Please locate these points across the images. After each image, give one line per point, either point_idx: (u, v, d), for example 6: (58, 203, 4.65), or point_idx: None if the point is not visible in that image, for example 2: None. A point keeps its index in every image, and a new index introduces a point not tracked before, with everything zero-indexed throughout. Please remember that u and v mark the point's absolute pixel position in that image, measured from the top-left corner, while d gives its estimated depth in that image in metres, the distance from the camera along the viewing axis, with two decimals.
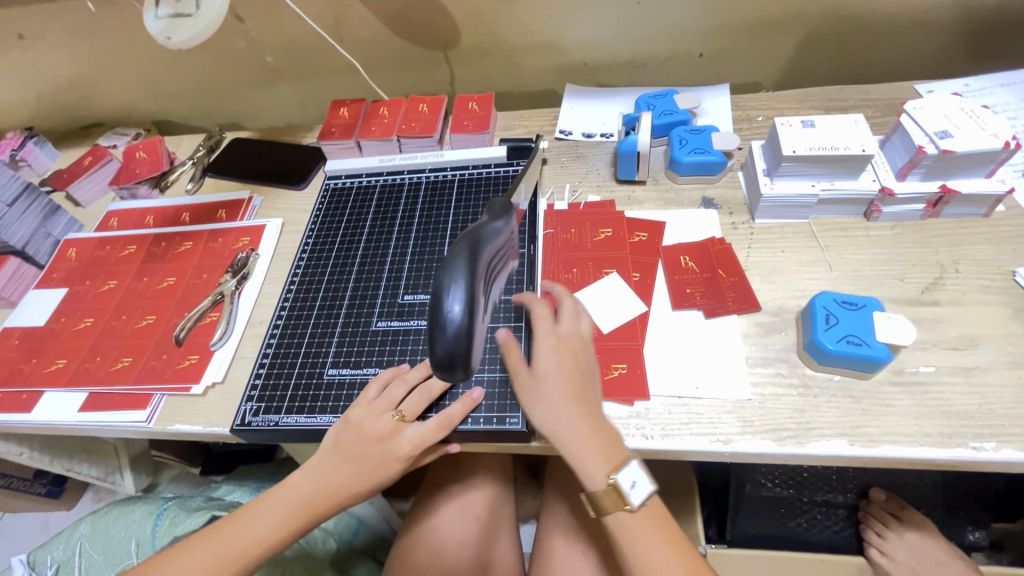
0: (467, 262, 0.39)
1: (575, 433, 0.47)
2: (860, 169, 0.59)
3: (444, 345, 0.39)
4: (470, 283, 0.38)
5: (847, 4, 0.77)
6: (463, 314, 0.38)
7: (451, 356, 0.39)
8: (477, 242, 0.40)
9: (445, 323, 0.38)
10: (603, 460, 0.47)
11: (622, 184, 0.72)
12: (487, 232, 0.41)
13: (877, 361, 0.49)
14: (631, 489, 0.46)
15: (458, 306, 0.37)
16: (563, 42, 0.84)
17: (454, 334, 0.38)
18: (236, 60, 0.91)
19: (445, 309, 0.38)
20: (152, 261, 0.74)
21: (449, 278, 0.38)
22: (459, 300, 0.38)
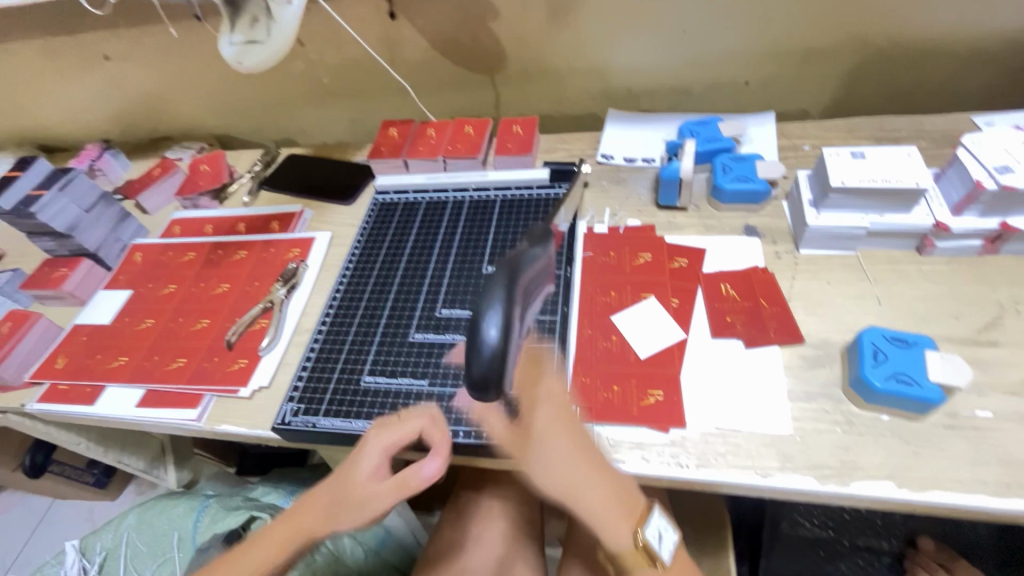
0: (506, 287, 0.39)
1: (591, 495, 0.48)
2: (913, 203, 0.58)
3: (479, 367, 0.39)
4: (508, 308, 0.39)
5: (900, 34, 0.76)
6: (499, 338, 0.38)
7: (486, 379, 0.39)
8: (517, 265, 0.40)
9: (481, 345, 0.39)
10: (625, 519, 0.49)
11: (663, 209, 0.72)
12: (529, 255, 0.41)
13: (929, 402, 0.48)
14: (658, 543, 0.49)
15: (494, 331, 0.37)
16: (607, 68, 0.86)
17: (489, 356, 0.38)
18: (296, 81, 0.97)
19: (483, 331, 0.38)
20: (209, 268, 0.79)
21: (488, 303, 0.38)
22: (496, 324, 0.38)
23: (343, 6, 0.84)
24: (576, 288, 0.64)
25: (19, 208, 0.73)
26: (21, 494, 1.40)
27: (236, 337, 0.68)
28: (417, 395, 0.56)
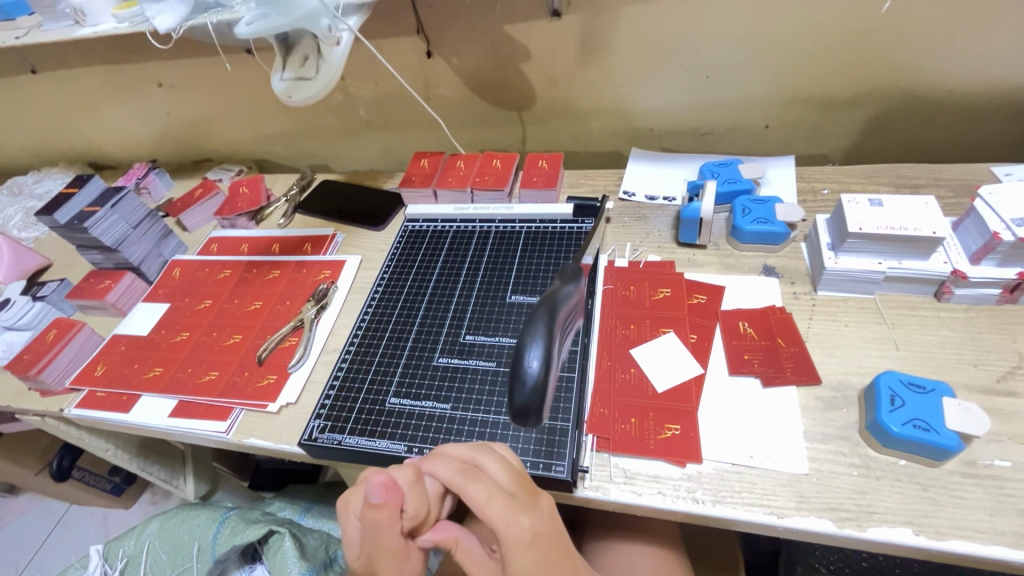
0: (547, 322, 0.41)
1: None
2: (930, 250, 0.59)
3: (523, 396, 0.40)
4: (549, 340, 0.40)
5: (918, 86, 0.78)
6: (541, 368, 0.40)
7: (528, 406, 0.40)
8: (557, 301, 0.42)
9: (524, 376, 0.40)
10: None
11: (682, 246, 0.74)
12: (564, 293, 0.43)
13: (947, 449, 0.48)
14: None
15: (536, 363, 0.39)
16: (631, 109, 0.90)
17: (532, 386, 0.40)
18: (334, 111, 1.02)
19: (525, 363, 0.40)
20: (244, 286, 0.82)
21: (530, 336, 0.40)
22: (538, 356, 0.40)
23: (384, 44, 0.90)
24: (595, 319, 0.66)
25: (73, 223, 0.77)
26: (40, 497, 1.43)
27: (267, 354, 0.71)
28: (439, 418, 0.58)
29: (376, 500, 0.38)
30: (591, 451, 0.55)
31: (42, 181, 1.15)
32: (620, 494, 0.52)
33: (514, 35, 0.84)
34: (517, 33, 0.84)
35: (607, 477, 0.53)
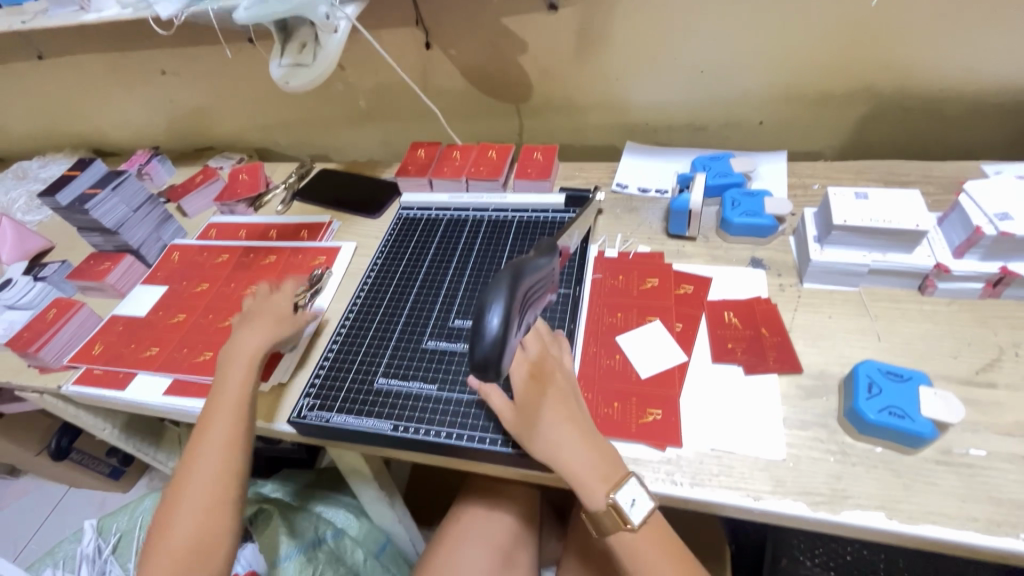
0: (511, 284, 0.41)
1: (575, 455, 0.50)
2: (914, 243, 0.60)
3: (481, 355, 0.40)
4: (511, 301, 0.40)
5: (910, 84, 0.79)
6: (500, 328, 0.39)
7: (486, 364, 0.40)
8: (523, 268, 0.42)
9: (482, 334, 0.40)
10: (602, 479, 0.49)
11: (672, 238, 0.75)
12: (534, 264, 0.43)
13: (921, 436, 0.48)
14: (630, 508, 0.48)
15: (495, 318, 0.39)
16: (626, 103, 0.91)
17: (490, 345, 0.39)
18: (334, 101, 1.03)
19: (485, 321, 0.40)
20: (240, 270, 0.84)
21: (493, 294, 0.40)
22: (498, 314, 0.39)
23: (383, 35, 0.91)
24: (583, 306, 0.66)
25: (75, 204, 0.79)
26: (40, 479, 1.45)
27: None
28: (425, 398, 0.59)
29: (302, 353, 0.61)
30: None
31: (47, 165, 1.17)
32: None
33: (511, 28, 0.85)
34: (514, 26, 0.85)
35: None
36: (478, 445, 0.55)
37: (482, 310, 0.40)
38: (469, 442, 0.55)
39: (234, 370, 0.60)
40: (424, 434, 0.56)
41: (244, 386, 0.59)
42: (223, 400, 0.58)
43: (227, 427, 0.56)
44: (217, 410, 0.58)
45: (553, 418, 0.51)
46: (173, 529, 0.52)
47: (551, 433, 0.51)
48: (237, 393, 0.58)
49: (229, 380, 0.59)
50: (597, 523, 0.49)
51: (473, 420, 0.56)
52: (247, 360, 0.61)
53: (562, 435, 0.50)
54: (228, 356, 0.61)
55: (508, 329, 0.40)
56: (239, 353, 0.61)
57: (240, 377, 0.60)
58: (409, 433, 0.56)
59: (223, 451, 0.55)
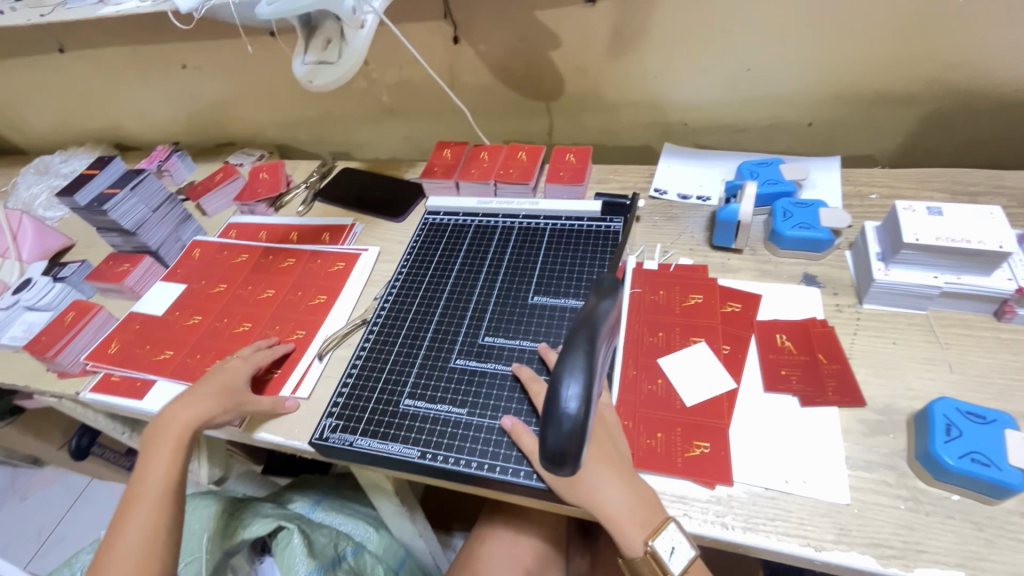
0: (587, 354, 0.37)
1: (612, 499, 0.46)
2: (994, 266, 0.54)
3: (557, 440, 0.37)
4: (588, 375, 0.37)
5: (983, 84, 0.72)
6: (579, 409, 0.37)
7: (565, 453, 0.37)
8: (597, 324, 0.38)
9: (560, 417, 0.37)
10: (639, 525, 0.46)
11: (716, 250, 0.70)
12: (603, 313, 0.39)
13: (1008, 488, 0.43)
14: (669, 556, 0.45)
15: (573, 403, 0.36)
16: (665, 102, 0.85)
17: (569, 429, 0.37)
18: (357, 97, 1.00)
19: (562, 402, 0.37)
20: (259, 272, 0.81)
21: (567, 370, 0.37)
22: (576, 395, 0.37)
23: (410, 29, 0.87)
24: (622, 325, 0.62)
25: (94, 204, 0.77)
26: (63, 470, 1.46)
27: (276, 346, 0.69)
28: (454, 423, 0.55)
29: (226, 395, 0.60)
30: None
31: (68, 160, 1.16)
32: None
33: (545, 22, 0.80)
34: (549, 20, 0.80)
35: None
36: (510, 479, 0.51)
37: (559, 388, 0.37)
38: (501, 475, 0.51)
39: (154, 457, 0.56)
40: (452, 463, 0.52)
41: (167, 474, 0.56)
42: (141, 494, 0.55)
43: (149, 519, 0.53)
44: (137, 502, 0.54)
45: (593, 464, 0.47)
46: None
47: (591, 479, 0.47)
48: (161, 481, 0.55)
49: (152, 467, 0.56)
50: (634, 566, 0.47)
51: (506, 450, 0.53)
52: (172, 445, 0.57)
53: (600, 480, 0.47)
54: (157, 438, 0.57)
55: (588, 409, 0.37)
56: (161, 436, 0.57)
57: (164, 463, 0.56)
58: (439, 463, 0.53)
59: (140, 547, 0.51)
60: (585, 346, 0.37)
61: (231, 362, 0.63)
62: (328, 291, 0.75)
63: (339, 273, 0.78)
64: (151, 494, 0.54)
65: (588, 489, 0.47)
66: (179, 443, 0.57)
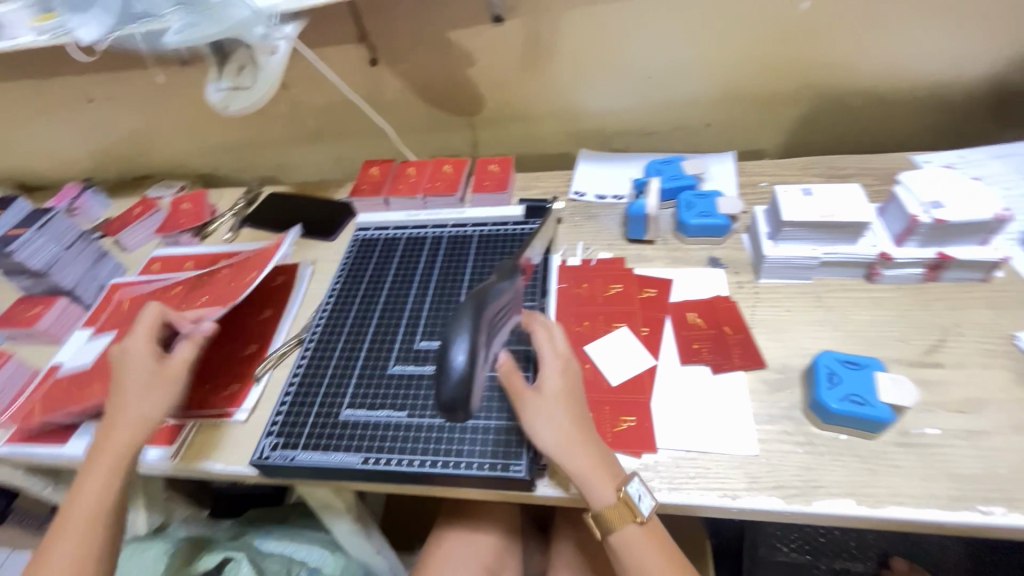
0: (474, 316, 0.40)
1: (592, 449, 0.50)
2: (858, 235, 0.63)
3: (448, 392, 0.39)
4: (475, 335, 0.40)
5: (842, 82, 0.83)
6: (466, 362, 0.39)
7: (455, 403, 0.40)
8: (487, 296, 0.41)
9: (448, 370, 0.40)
10: (611, 474, 0.49)
11: (632, 243, 0.76)
12: (497, 289, 0.42)
13: (881, 421, 0.50)
14: (640, 500, 0.49)
15: (459, 357, 0.39)
16: (577, 111, 0.91)
17: (458, 380, 0.39)
18: (279, 122, 1.00)
19: (450, 357, 0.39)
20: (190, 302, 0.79)
21: (455, 330, 0.40)
22: (464, 351, 0.39)
23: (327, 53, 0.89)
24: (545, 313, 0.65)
25: None
26: None
27: (225, 366, 0.69)
28: (395, 426, 0.57)
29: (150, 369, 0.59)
30: None
31: None
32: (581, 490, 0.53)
33: (458, 41, 0.84)
34: (462, 39, 0.84)
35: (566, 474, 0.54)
36: (452, 471, 0.53)
37: (448, 346, 0.39)
38: (443, 469, 0.53)
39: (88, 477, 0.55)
40: (395, 464, 0.54)
41: (99, 502, 0.54)
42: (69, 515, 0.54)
43: (73, 549, 0.52)
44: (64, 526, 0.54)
45: (578, 417, 0.51)
46: None
47: (576, 427, 0.50)
48: (92, 505, 0.54)
49: (88, 486, 0.55)
50: (603, 517, 0.49)
51: (446, 445, 0.55)
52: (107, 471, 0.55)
53: (585, 430, 0.50)
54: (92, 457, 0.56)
55: (475, 364, 0.40)
56: (97, 456, 0.56)
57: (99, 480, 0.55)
58: (382, 465, 0.54)
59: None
60: (472, 307, 0.40)
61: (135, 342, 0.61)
62: (275, 304, 0.76)
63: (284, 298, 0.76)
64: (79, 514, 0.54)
65: (577, 438, 0.49)
66: (109, 467, 0.55)
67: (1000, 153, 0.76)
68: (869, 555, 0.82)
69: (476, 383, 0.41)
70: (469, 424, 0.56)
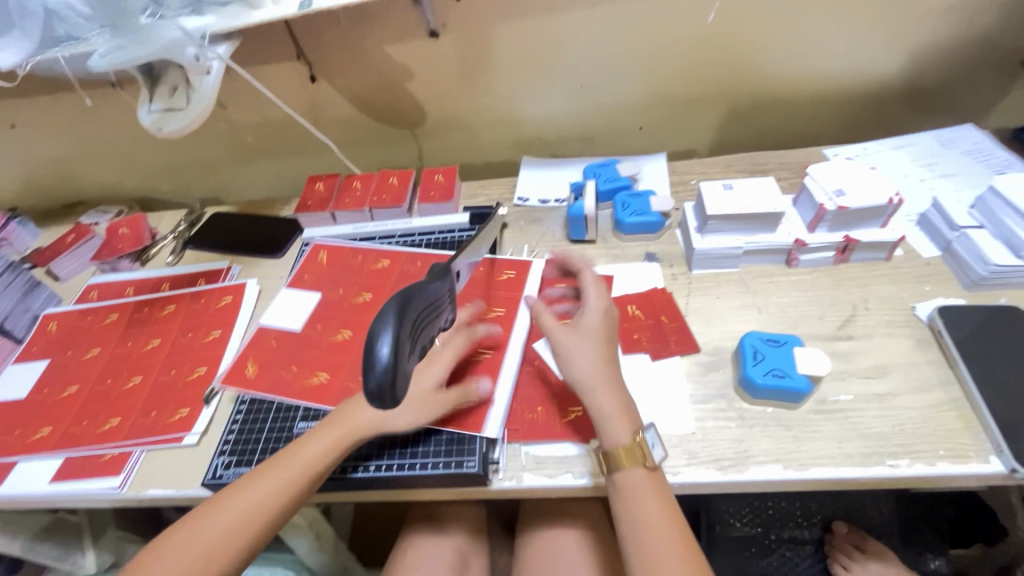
0: (398, 311, 0.43)
1: (616, 390, 0.55)
2: (774, 224, 0.68)
3: (374, 380, 0.40)
4: (399, 327, 0.42)
5: (757, 85, 0.90)
6: (391, 353, 0.41)
7: (383, 390, 0.40)
8: (409, 295, 0.44)
9: (374, 363, 0.41)
10: (628, 422, 0.53)
11: (574, 243, 0.79)
12: (420, 288, 0.46)
13: (800, 392, 0.56)
14: (653, 448, 0.53)
15: (386, 348, 0.41)
16: (517, 120, 0.95)
17: (384, 369, 0.41)
18: (219, 141, 0.99)
19: (376, 349, 0.41)
20: (135, 327, 0.78)
21: (380, 324, 0.42)
22: (389, 342, 0.41)
23: (264, 70, 0.89)
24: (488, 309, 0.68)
25: None
26: None
27: (175, 389, 0.69)
28: None
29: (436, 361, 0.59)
30: (501, 444, 0.58)
31: None
32: (532, 479, 0.55)
33: (395, 56, 0.86)
34: (399, 54, 0.86)
35: (517, 466, 0.57)
36: (406, 472, 0.56)
37: (374, 336, 0.41)
38: (398, 471, 0.56)
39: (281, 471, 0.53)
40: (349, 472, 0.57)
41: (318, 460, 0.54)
42: (206, 526, 0.50)
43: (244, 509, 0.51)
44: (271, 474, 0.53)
45: (603, 357, 0.56)
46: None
47: (601, 369, 0.56)
48: (311, 461, 0.54)
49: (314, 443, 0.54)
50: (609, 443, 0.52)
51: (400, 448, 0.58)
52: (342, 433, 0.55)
53: (612, 375, 0.56)
54: (282, 456, 0.54)
55: (401, 353, 0.41)
56: (282, 461, 0.54)
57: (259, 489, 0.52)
58: (337, 474, 0.57)
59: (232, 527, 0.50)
60: (396, 302, 0.43)
61: None
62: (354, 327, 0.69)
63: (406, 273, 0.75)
64: (222, 522, 0.50)
65: (601, 373, 0.55)
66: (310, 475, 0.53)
67: (897, 145, 0.84)
68: (814, 521, 0.88)
69: (404, 373, 0.42)
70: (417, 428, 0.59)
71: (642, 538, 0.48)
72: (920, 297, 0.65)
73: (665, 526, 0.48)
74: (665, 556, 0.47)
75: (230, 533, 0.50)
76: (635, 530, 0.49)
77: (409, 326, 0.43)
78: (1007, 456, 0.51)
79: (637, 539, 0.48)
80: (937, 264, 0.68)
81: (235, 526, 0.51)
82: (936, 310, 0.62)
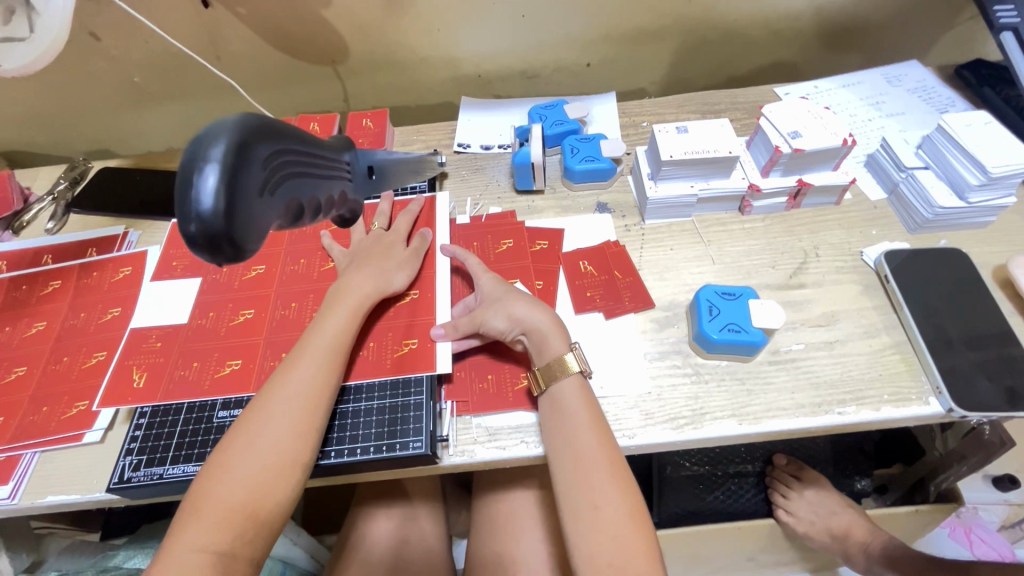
0: (240, 131, 0.32)
1: (552, 338, 0.53)
2: (729, 169, 0.65)
3: (194, 217, 0.30)
4: (236, 150, 0.31)
5: (710, 16, 0.84)
6: (220, 179, 0.30)
7: (212, 235, 0.30)
8: (262, 120, 0.34)
9: (198, 192, 0.30)
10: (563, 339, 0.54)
11: (521, 194, 0.73)
12: (280, 122, 0.36)
13: (754, 345, 0.54)
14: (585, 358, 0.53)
15: (211, 177, 0.30)
16: (454, 56, 0.85)
17: (209, 204, 0.30)
18: (98, 82, 0.83)
19: (200, 177, 0.30)
20: (12, 309, 0.66)
21: (208, 143, 0.31)
22: (217, 162, 0.30)
23: None
24: (438, 250, 0.64)
25: None
26: None
27: (69, 378, 0.60)
28: None
29: (395, 279, 0.59)
30: (450, 419, 0.54)
31: None
32: (485, 453, 0.52)
33: None
34: None
35: (469, 439, 0.53)
36: (347, 460, 0.51)
37: (204, 143, 0.31)
38: (338, 459, 0.51)
39: (286, 411, 0.48)
40: None
41: (341, 331, 0.53)
42: (268, 434, 0.47)
43: (299, 393, 0.49)
44: (306, 351, 0.52)
45: (530, 298, 0.57)
46: (241, 487, 0.45)
47: (538, 326, 0.54)
48: (335, 338, 0.53)
49: (330, 318, 0.54)
50: (547, 371, 0.52)
51: (340, 432, 0.53)
52: (351, 305, 0.55)
53: (548, 332, 0.54)
54: (298, 348, 0.52)
55: (241, 186, 0.31)
56: (301, 352, 0.52)
57: (270, 433, 0.47)
58: None
59: (301, 408, 0.49)
60: (252, 120, 0.33)
61: (349, 275, 0.58)
62: (268, 262, 0.65)
63: (341, 233, 0.68)
64: (291, 406, 0.49)
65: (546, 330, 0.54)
66: (334, 357, 0.52)
67: (847, 82, 0.82)
68: (757, 455, 0.91)
69: (251, 217, 0.32)
70: (349, 410, 0.54)
71: (592, 531, 0.46)
72: (868, 242, 0.65)
73: (618, 515, 0.47)
74: (622, 546, 0.46)
75: (261, 482, 0.45)
76: (583, 526, 0.47)
77: (266, 157, 0.33)
78: (945, 397, 0.52)
79: (582, 544, 0.46)
80: (883, 208, 0.68)
81: (265, 476, 0.46)
82: (883, 255, 0.61)
